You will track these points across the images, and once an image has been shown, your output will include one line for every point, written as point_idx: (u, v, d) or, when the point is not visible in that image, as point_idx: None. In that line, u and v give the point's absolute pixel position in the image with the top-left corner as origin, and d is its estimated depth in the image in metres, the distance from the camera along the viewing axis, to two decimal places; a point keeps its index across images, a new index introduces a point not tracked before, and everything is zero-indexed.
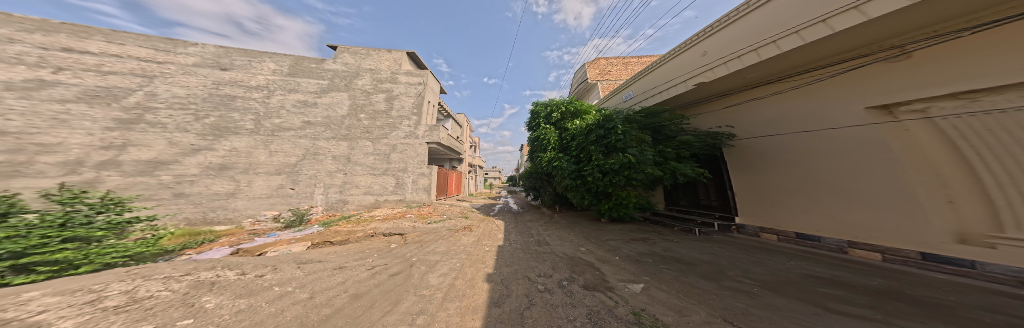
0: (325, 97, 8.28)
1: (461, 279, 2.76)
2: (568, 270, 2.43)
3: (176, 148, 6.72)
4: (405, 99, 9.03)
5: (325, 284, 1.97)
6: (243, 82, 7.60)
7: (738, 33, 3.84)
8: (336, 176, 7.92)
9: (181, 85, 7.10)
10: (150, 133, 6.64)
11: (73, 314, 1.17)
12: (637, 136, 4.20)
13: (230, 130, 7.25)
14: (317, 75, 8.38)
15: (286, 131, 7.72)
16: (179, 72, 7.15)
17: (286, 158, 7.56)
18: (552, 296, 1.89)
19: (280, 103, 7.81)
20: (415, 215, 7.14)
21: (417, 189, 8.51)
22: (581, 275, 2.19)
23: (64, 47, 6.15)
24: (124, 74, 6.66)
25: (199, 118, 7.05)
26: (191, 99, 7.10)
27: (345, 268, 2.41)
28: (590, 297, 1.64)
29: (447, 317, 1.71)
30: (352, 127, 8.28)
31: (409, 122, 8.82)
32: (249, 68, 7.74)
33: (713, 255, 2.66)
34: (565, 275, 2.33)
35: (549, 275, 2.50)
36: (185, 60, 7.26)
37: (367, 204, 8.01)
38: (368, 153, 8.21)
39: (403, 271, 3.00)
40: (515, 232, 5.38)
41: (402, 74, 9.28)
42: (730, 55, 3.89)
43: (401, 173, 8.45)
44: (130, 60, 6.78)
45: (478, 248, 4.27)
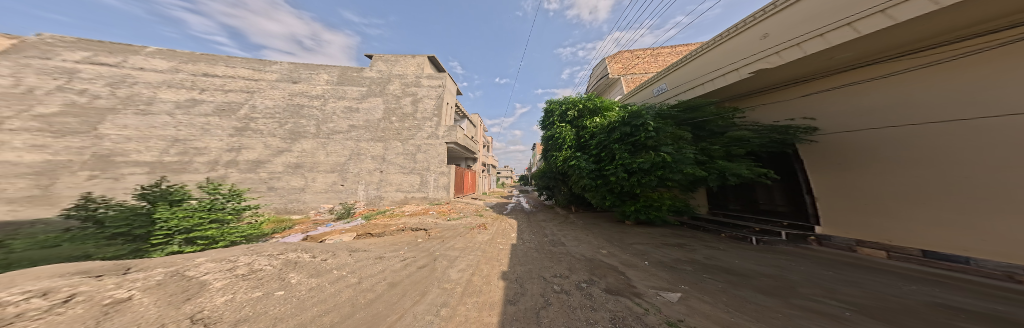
0: (365, 102, 9.12)
1: (478, 275, 2.85)
2: (587, 272, 2.37)
3: (268, 150, 7.98)
4: (431, 101, 9.54)
5: (370, 271, 2.20)
6: (307, 92, 8.71)
7: (806, 11, 3.26)
8: (373, 175, 8.64)
9: (270, 98, 8.35)
10: (255, 138, 7.96)
11: (206, 281, 1.51)
12: (672, 133, 3.95)
13: (303, 134, 8.38)
14: (358, 82, 9.25)
15: (337, 134, 8.63)
16: (268, 87, 8.44)
17: (337, 157, 8.46)
18: (571, 298, 1.86)
19: (332, 109, 8.78)
20: (437, 212, 7.55)
21: (438, 187, 8.96)
22: (603, 278, 2.11)
23: (205, 73, 7.99)
24: (237, 91, 8.13)
25: (281, 124, 8.25)
26: (277, 110, 8.33)
27: (384, 258, 2.65)
28: (615, 302, 1.58)
29: (467, 311, 1.79)
30: (385, 129, 9.01)
31: (431, 123, 9.31)
32: (309, 80, 8.84)
33: (777, 268, 2.37)
34: (583, 277, 2.27)
35: (566, 276, 2.45)
36: (271, 76, 8.54)
37: (398, 200, 8.68)
38: (397, 152, 8.86)
39: (428, 264, 3.20)
40: (531, 231, 5.38)
41: (424, 78, 9.82)
42: (796, 39, 3.32)
43: (425, 172, 8.95)
44: (239, 79, 8.21)
45: (493, 245, 4.38)
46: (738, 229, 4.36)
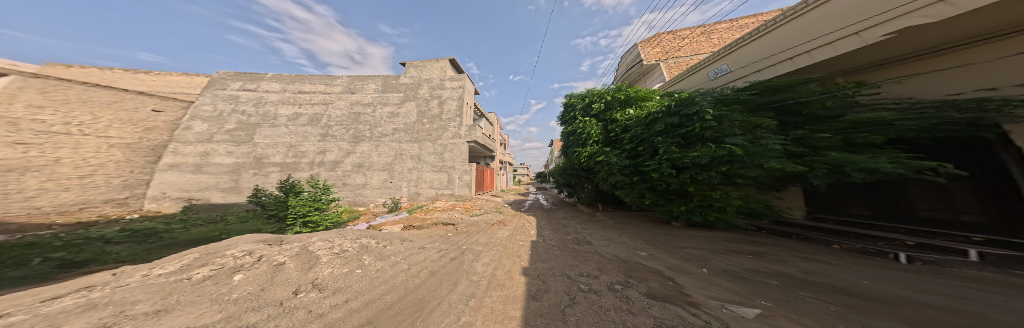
0: (403, 107, 9.96)
1: (502, 270, 2.95)
2: (622, 274, 2.25)
3: (341, 152, 9.30)
4: (454, 102, 10.01)
5: (415, 259, 2.47)
6: (362, 101, 9.88)
7: None
8: (409, 173, 9.47)
9: (338, 108, 9.72)
10: (332, 142, 9.33)
11: (319, 253, 2.21)
12: (743, 121, 3.44)
13: (362, 138, 9.52)
14: (396, 89, 10.15)
15: (385, 137, 9.60)
16: (337, 98, 9.81)
17: (385, 158, 9.47)
18: (602, 298, 1.82)
19: (379, 115, 9.80)
20: (461, 208, 7.98)
21: (461, 184, 9.43)
22: (643, 282, 1.99)
23: (301, 90, 9.77)
24: (318, 104, 9.65)
25: (347, 129, 9.49)
26: (342, 118, 9.61)
27: (425, 248, 2.92)
28: (660, 309, 1.48)
29: (492, 303, 1.87)
30: (418, 130, 9.75)
31: (455, 123, 9.79)
32: (360, 90, 10.01)
33: (936, 295, 1.61)
34: (617, 278, 2.17)
35: (595, 276, 2.38)
36: (336, 89, 9.93)
37: (430, 196, 9.38)
38: (425, 152, 9.55)
39: (458, 257, 3.42)
40: (551, 229, 5.31)
41: (447, 81, 10.31)
42: None
43: (451, 170, 9.47)
44: (320, 94, 9.78)
45: (513, 241, 4.46)
46: (869, 241, 3.33)
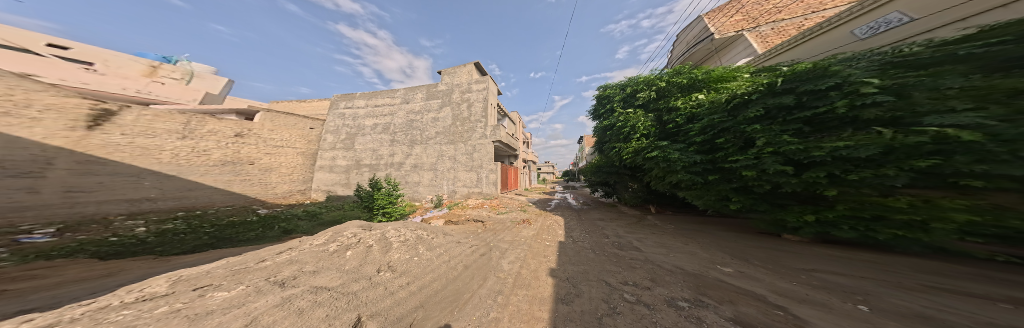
0: (442, 111, 10.72)
1: (528, 268, 2.88)
2: (691, 290, 1.93)
3: (403, 155, 10.60)
4: (481, 103, 10.33)
5: None
6: (415, 110, 10.95)
7: None
8: (443, 171, 10.20)
9: (404, 116, 10.92)
10: (400, 147, 10.63)
11: (392, 241, 3.37)
12: (979, 86, 1.75)
13: (416, 141, 10.59)
14: (434, 95, 11.01)
15: (430, 140, 10.50)
16: (400, 107, 11.09)
17: (430, 159, 10.37)
18: (659, 314, 1.59)
19: (427, 119, 10.73)
20: (489, 206, 8.24)
21: (489, 183, 9.71)
22: (726, 304, 1.61)
23: (381, 103, 11.29)
24: (387, 116, 11.06)
25: (403, 134, 10.74)
26: (400, 125, 10.88)
27: None
28: None
29: (519, 302, 1.84)
30: (452, 133, 10.38)
31: (482, 123, 10.10)
32: (408, 99, 11.18)
33: None
34: (684, 294, 1.86)
35: (646, 288, 2.11)
36: (395, 100, 11.22)
37: (461, 195, 9.92)
38: (455, 151, 10.18)
39: (486, 253, 3.51)
40: (580, 230, 4.99)
41: (472, 84, 10.68)
42: None
43: (479, 169, 9.84)
44: (386, 105, 11.23)
45: (540, 240, 4.35)
46: None
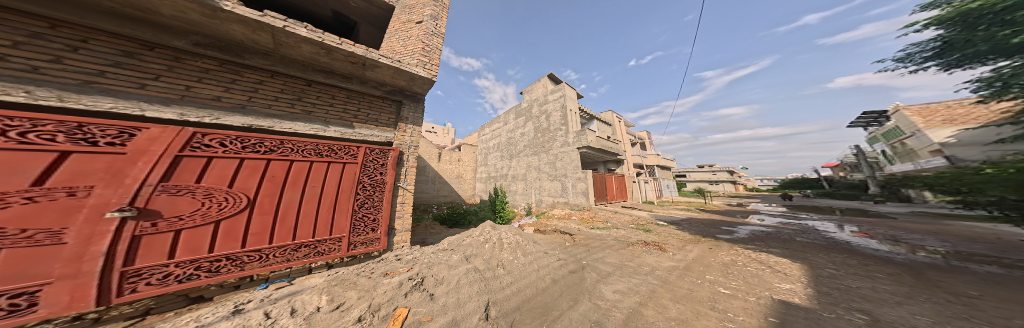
0: (527, 125, 11.89)
1: (653, 309, 2.19)
2: None
3: (507, 167, 12.69)
4: (559, 111, 10.39)
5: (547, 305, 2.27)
6: (512, 127, 12.88)
7: None
8: (528, 179, 11.40)
9: (508, 135, 13.09)
10: (505, 161, 12.84)
11: None
12: None
13: (514, 155, 12.38)
14: (522, 112, 12.49)
15: (520, 154, 11.97)
16: (504, 128, 13.53)
17: (522, 169, 11.74)
18: None
19: (519, 134, 12.30)
20: (579, 218, 8.17)
21: (576, 193, 9.66)
22: None
23: (503, 125, 13.76)
24: (498, 138, 13.94)
25: (506, 150, 13.02)
26: (503, 143, 13.36)
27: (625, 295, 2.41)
28: None
29: None
30: (535, 144, 11.28)
31: (561, 132, 10.18)
32: (506, 121, 13.56)
33: None
34: None
35: None
36: (501, 124, 13.97)
37: (547, 204, 10.40)
38: (536, 163, 11.06)
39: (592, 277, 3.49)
40: (771, 277, 2.94)
41: (549, 94, 11.10)
42: None
43: (564, 178, 10.01)
44: (497, 128, 14.19)
45: (658, 275, 3.32)
46: None
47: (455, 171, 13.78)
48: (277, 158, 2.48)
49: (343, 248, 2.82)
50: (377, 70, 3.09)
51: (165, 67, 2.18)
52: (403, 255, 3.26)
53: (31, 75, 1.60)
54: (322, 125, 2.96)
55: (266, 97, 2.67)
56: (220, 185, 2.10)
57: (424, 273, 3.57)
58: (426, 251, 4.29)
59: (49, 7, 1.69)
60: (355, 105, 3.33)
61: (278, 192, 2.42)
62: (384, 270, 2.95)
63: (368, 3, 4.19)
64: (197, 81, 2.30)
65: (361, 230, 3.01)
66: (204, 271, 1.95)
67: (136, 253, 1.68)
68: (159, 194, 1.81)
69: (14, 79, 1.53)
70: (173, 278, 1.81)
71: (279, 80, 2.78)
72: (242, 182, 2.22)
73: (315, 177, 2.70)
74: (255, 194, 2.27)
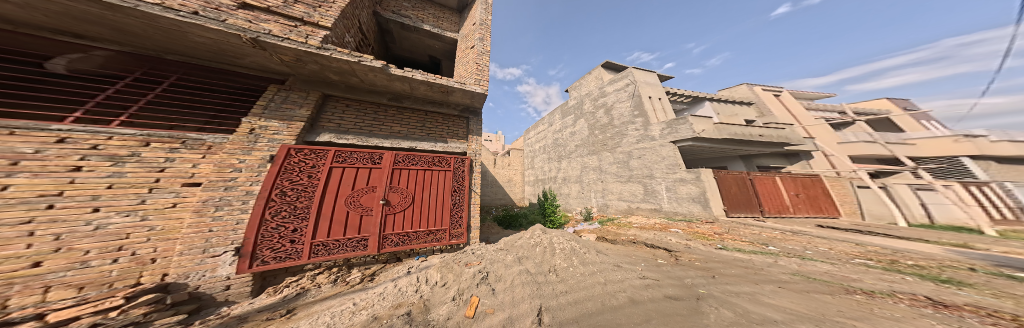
0: (577, 122, 12.50)
1: None
2: None
3: (561, 171, 13.06)
4: (634, 99, 9.84)
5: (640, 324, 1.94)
6: (564, 127, 13.32)
7: None
8: (597, 183, 10.97)
9: (559, 136, 13.53)
10: (560, 164, 13.21)
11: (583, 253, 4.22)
12: None
13: (563, 156, 13.09)
14: (576, 112, 12.72)
15: (574, 155, 12.38)
16: (556, 128, 13.99)
17: (578, 170, 12.02)
18: None
19: (572, 131, 12.66)
20: (687, 230, 6.30)
21: (675, 199, 8.03)
22: None
23: (553, 128, 14.19)
24: (547, 141, 14.60)
25: (558, 156, 13.40)
26: (556, 145, 13.67)
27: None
28: None
29: None
30: (594, 143, 11.37)
31: (637, 125, 9.57)
32: (558, 123, 13.95)
33: None
34: None
35: None
36: (551, 126, 14.51)
37: (622, 209, 9.63)
38: (611, 162, 10.37)
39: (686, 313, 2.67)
40: None
41: (607, 85, 11.09)
42: None
43: (648, 179, 8.92)
44: (545, 133, 14.94)
45: (881, 320, 1.73)
46: None
47: (506, 175, 15.01)
48: (422, 170, 4.29)
49: (447, 238, 4.45)
50: (456, 94, 4.23)
51: (388, 117, 4.30)
52: (477, 250, 4.57)
53: (362, 130, 4.08)
54: (437, 143, 4.66)
55: (416, 129, 4.59)
56: (403, 187, 4.05)
57: (487, 269, 4.09)
58: (488, 249, 4.89)
59: (357, 94, 4.01)
60: (453, 128, 4.98)
61: (421, 194, 4.22)
62: (465, 259, 4.24)
63: (443, 42, 5.40)
64: (398, 123, 4.41)
65: (456, 222, 4.59)
66: (398, 239, 3.90)
67: (385, 222, 3.80)
68: (390, 191, 3.92)
69: (362, 134, 4.04)
70: (391, 241, 3.83)
71: (418, 113, 4.66)
72: (410, 186, 4.12)
73: (435, 181, 4.38)
74: (415, 195, 4.13)
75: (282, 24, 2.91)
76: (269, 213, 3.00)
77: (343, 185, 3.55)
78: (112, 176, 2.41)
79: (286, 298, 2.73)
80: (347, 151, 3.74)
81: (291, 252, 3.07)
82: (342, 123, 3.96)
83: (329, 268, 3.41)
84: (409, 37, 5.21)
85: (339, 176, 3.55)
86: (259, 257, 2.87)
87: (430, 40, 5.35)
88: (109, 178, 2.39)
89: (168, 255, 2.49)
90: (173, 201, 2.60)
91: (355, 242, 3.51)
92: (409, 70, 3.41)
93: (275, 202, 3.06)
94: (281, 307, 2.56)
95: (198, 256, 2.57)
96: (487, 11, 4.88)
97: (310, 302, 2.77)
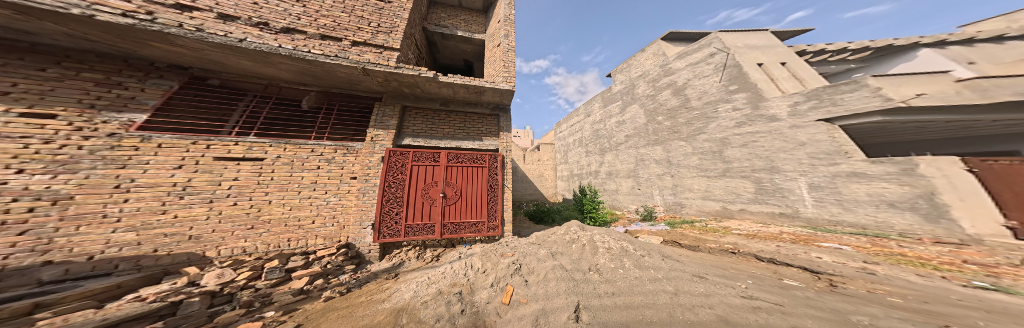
0: (625, 112, 11.12)
1: None
2: None
3: (607, 167, 11.71)
4: (732, 69, 7.44)
5: None
6: (612, 116, 11.88)
7: None
8: (665, 179, 8.78)
9: (602, 126, 12.39)
10: (606, 158, 11.88)
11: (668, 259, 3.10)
12: None
13: (605, 148, 12.03)
14: (629, 98, 11.05)
15: (621, 145, 11.03)
16: (600, 118, 12.70)
17: (628, 165, 10.54)
18: None
19: (622, 119, 11.18)
20: (831, 243, 3.93)
21: (814, 203, 5.44)
22: None
23: (595, 119, 13.00)
24: (586, 135, 13.53)
25: (602, 150, 12.16)
26: (601, 138, 12.38)
27: None
28: None
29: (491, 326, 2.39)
30: (658, 130, 9.36)
31: (740, 102, 7.05)
32: (604, 111, 12.50)
33: None
34: None
35: None
36: (593, 116, 13.24)
37: (711, 211, 7.30)
38: (689, 153, 8.11)
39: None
40: None
41: (677, 60, 9.32)
42: None
43: (770, 174, 6.19)
44: (584, 125, 13.84)
45: None
46: None
47: (537, 170, 15.33)
48: (471, 167, 5.20)
49: (491, 230, 5.24)
50: (489, 94, 4.98)
51: (446, 121, 5.42)
52: (511, 242, 4.88)
53: (429, 134, 5.24)
54: (478, 140, 5.52)
55: (461, 130, 5.51)
56: (458, 183, 5.06)
57: (518, 260, 4.03)
58: (521, 242, 4.85)
59: (421, 103, 5.21)
60: (490, 126, 5.80)
61: (466, 188, 5.10)
62: (501, 250, 4.46)
63: (474, 45, 6.42)
64: (454, 125, 5.46)
65: (494, 215, 5.28)
66: (455, 229, 4.95)
67: (446, 212, 4.91)
68: (447, 186, 4.98)
69: (434, 138, 5.23)
70: (449, 229, 4.91)
71: (457, 115, 5.57)
72: (460, 183, 5.08)
73: (476, 178, 5.22)
74: (461, 190, 5.06)
75: (372, 51, 4.12)
76: (382, 198, 4.55)
77: (419, 180, 4.82)
78: (331, 171, 4.44)
79: (395, 265, 4.26)
80: (423, 152, 4.97)
81: (391, 231, 4.54)
82: (412, 129, 5.16)
83: (414, 247, 4.83)
84: (447, 44, 6.39)
85: (417, 172, 4.84)
86: (381, 234, 4.48)
87: (464, 45, 6.47)
88: (331, 171, 4.44)
89: (348, 223, 4.40)
90: (348, 188, 4.50)
91: (426, 227, 4.78)
92: (452, 77, 4.38)
93: (383, 190, 4.57)
94: (393, 270, 4.05)
95: (359, 227, 4.40)
96: (509, 6, 5.56)
97: (406, 270, 4.18)
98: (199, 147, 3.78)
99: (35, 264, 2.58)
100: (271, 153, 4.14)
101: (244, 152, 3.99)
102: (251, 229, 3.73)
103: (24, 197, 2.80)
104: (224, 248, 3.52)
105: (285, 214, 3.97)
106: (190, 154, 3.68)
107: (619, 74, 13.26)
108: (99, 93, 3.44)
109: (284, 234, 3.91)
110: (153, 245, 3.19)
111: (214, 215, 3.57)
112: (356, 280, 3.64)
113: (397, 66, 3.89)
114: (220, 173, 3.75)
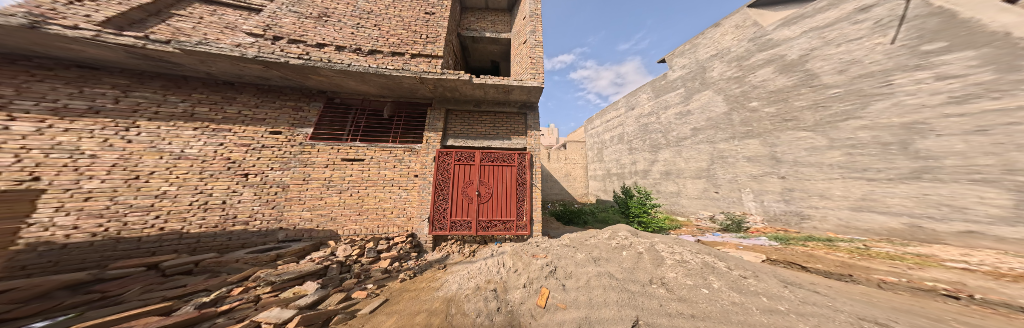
0: (691, 101, 9.16)
1: None
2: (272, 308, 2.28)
3: (666, 166, 9.81)
4: (930, 20, 4.58)
5: None
6: (672, 106, 9.88)
7: None
8: (770, 181, 6.62)
9: (655, 120, 10.55)
10: (661, 155, 10.03)
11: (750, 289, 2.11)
12: None
13: (659, 145, 10.20)
14: (705, 83, 8.88)
15: (686, 140, 9.08)
16: (652, 109, 10.79)
17: (698, 162, 8.57)
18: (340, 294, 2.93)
19: (692, 107, 9.11)
20: None
21: None
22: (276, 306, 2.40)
23: (645, 112, 11.17)
24: (632, 130, 11.76)
25: (656, 148, 10.33)
26: (654, 132, 10.52)
27: None
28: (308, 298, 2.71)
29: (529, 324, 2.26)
30: (751, 121, 7.21)
31: (958, 65, 4.10)
32: (660, 100, 10.51)
33: None
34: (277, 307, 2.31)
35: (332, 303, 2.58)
36: (642, 107, 11.34)
37: (880, 229, 4.70)
38: (823, 148, 5.61)
39: None
40: None
41: (791, 27, 6.98)
42: None
43: None
44: (630, 119, 12.01)
45: None
46: None
47: (563, 170, 14.64)
48: (506, 166, 5.42)
49: (526, 230, 5.23)
50: (517, 92, 5.13)
51: (483, 121, 5.91)
52: (539, 243, 4.56)
53: (467, 134, 5.81)
54: (507, 139, 5.71)
55: (493, 129, 5.83)
56: (496, 182, 5.31)
57: (553, 263, 3.62)
58: (553, 244, 4.40)
59: (461, 105, 5.88)
60: (518, 126, 5.90)
61: (501, 188, 5.32)
62: (534, 251, 4.18)
63: (501, 44, 6.98)
64: (489, 126, 5.83)
65: (526, 215, 5.28)
66: (491, 225, 5.21)
67: (486, 209, 5.23)
68: (482, 184, 5.31)
69: (472, 139, 5.70)
70: (488, 225, 5.20)
71: (489, 115, 5.96)
72: (495, 183, 5.31)
73: (509, 177, 5.37)
74: (496, 189, 5.28)
75: (422, 60, 5.22)
76: (436, 193, 5.24)
77: (463, 178, 5.34)
78: (400, 169, 5.50)
79: (443, 257, 4.74)
80: (465, 152, 5.47)
81: (439, 225, 5.12)
82: (450, 130, 5.83)
83: (459, 241, 5.32)
84: (477, 47, 7.16)
85: (458, 171, 5.36)
86: (434, 226, 5.13)
87: (492, 46, 7.06)
88: (403, 169, 5.50)
89: (411, 214, 5.30)
90: (413, 184, 5.44)
91: (465, 224, 5.17)
92: (485, 78, 4.76)
93: (438, 187, 5.27)
94: (443, 262, 4.51)
95: (419, 219, 5.20)
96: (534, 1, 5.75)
97: (452, 262, 4.57)
98: (333, 150, 5.40)
99: (276, 228, 4.67)
100: (369, 154, 5.49)
101: (356, 154, 5.46)
102: (357, 216, 5.07)
103: (275, 185, 4.88)
104: (344, 229, 4.97)
105: (375, 204, 5.20)
106: (331, 158, 5.33)
107: (677, 58, 10.90)
108: (296, 116, 5.48)
109: (375, 222, 5.12)
110: (315, 223, 4.88)
111: (341, 201, 5.09)
112: (419, 265, 4.30)
113: (442, 72, 4.64)
114: (344, 171, 5.28)
